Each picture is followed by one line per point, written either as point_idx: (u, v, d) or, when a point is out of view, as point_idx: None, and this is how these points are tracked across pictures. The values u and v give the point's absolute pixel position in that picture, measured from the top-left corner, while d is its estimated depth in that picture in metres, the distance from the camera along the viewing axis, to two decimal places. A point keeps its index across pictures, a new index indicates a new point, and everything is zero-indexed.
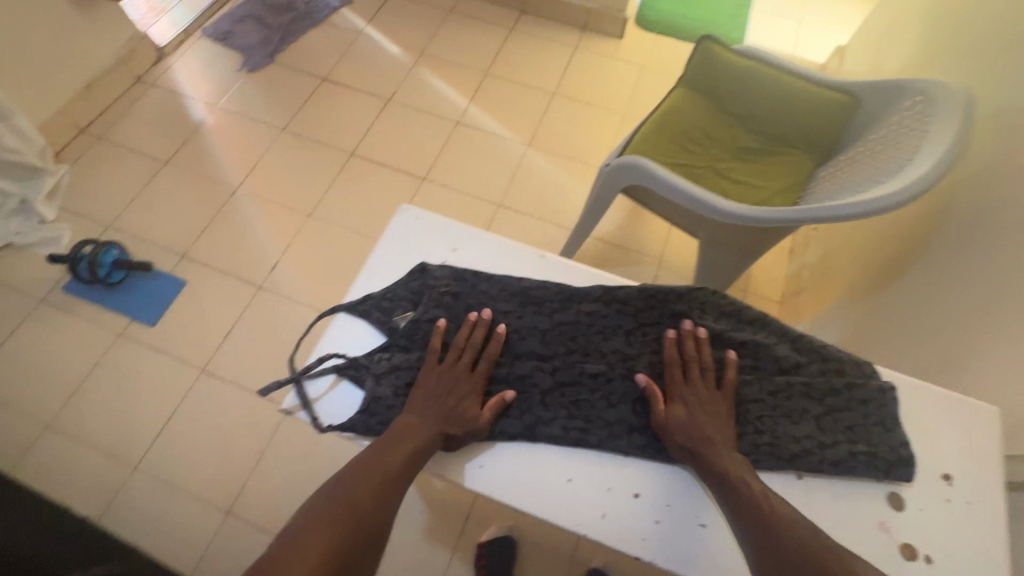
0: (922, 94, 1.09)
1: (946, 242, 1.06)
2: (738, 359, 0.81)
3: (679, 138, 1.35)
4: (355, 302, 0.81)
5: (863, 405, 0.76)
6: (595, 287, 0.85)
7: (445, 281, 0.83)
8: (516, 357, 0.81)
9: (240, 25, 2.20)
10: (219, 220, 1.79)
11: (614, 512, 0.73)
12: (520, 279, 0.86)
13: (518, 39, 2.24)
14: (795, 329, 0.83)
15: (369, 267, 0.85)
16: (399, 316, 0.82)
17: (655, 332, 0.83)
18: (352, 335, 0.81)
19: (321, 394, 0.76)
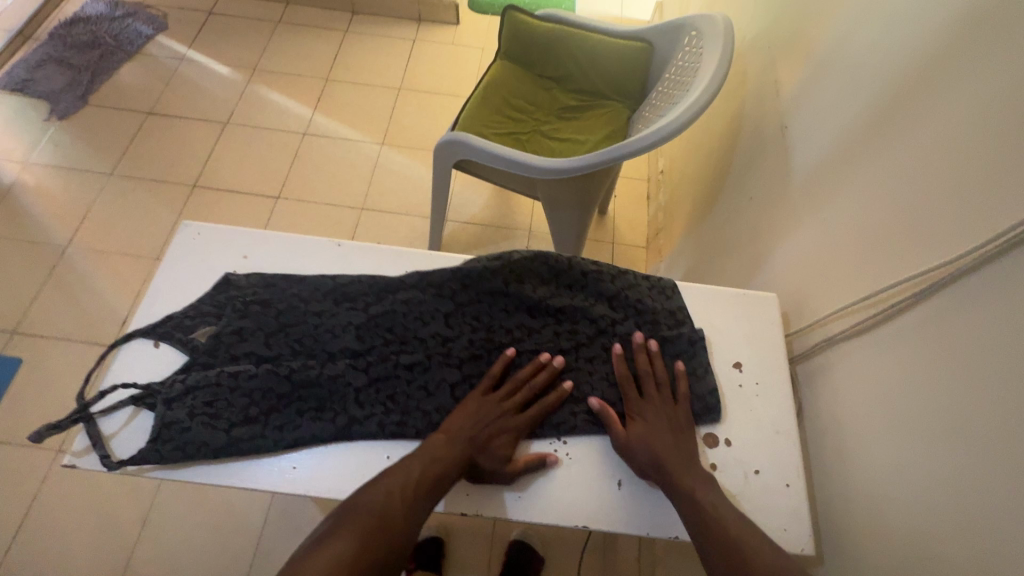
0: (694, 28, 1.18)
1: (741, 158, 1.16)
2: (556, 324, 0.80)
3: (503, 108, 1.38)
4: (149, 324, 0.74)
5: (671, 357, 0.79)
6: (411, 274, 0.81)
7: (249, 290, 0.76)
8: (329, 357, 0.73)
9: (40, 70, 1.99)
10: (51, 285, 1.62)
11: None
12: (332, 276, 0.79)
13: (355, 40, 2.20)
14: (614, 285, 0.83)
15: (163, 284, 0.77)
16: (200, 332, 0.74)
17: (476, 310, 0.80)
18: (148, 360, 0.72)
19: (115, 429, 0.68)
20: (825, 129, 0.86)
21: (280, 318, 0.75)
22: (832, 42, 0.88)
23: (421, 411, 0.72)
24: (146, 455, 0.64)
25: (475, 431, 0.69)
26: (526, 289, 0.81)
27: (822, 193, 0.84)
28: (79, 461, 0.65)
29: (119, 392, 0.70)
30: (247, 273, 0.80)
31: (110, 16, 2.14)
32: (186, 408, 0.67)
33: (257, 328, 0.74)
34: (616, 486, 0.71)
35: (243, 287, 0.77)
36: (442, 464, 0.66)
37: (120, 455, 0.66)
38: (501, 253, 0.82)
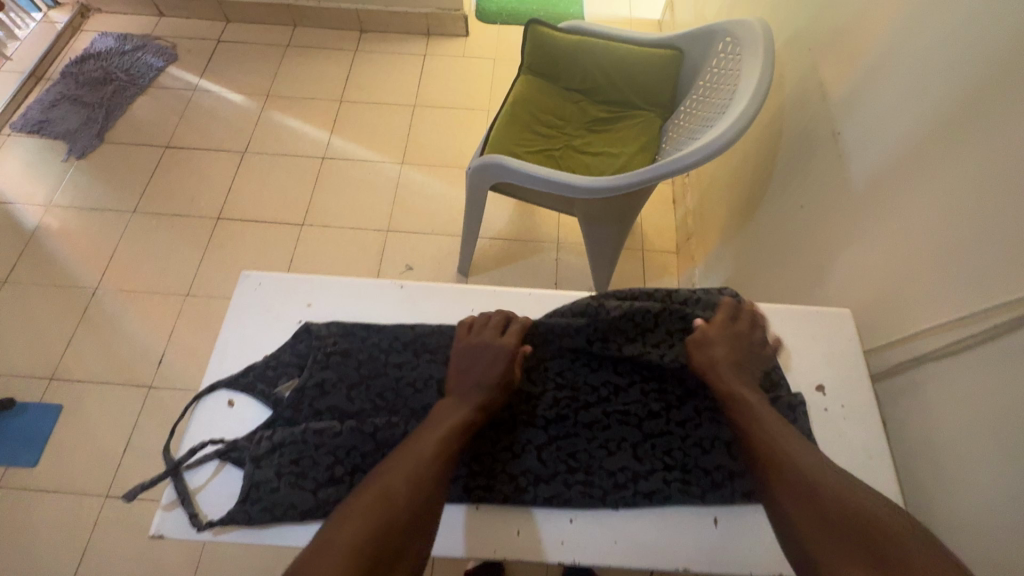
0: (730, 35, 1.15)
1: (785, 164, 1.13)
2: (645, 382, 0.71)
3: (533, 124, 1.36)
4: (235, 373, 0.70)
5: None
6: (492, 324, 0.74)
7: (331, 339, 0.71)
8: (412, 415, 0.67)
9: (54, 109, 1.98)
10: (85, 328, 1.61)
11: (526, 522, 0.64)
12: (412, 324, 0.74)
13: (365, 59, 2.18)
14: (708, 339, 0.73)
15: (239, 331, 0.73)
16: (284, 384, 0.70)
17: (560, 366, 0.72)
18: (234, 412, 0.68)
19: (203, 484, 0.63)
20: (888, 137, 0.84)
21: (361, 370, 0.70)
22: (888, 46, 0.86)
23: (506, 474, 0.65)
24: (235, 515, 0.59)
25: (480, 374, 0.66)
26: (615, 344, 0.71)
27: (890, 204, 0.82)
28: (167, 518, 0.61)
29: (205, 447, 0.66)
30: (326, 317, 0.75)
31: (120, 51, 2.13)
32: (274, 466, 0.62)
33: (339, 380, 0.69)
34: (712, 524, 0.64)
35: (324, 337, 0.71)
36: (454, 420, 0.63)
37: (209, 515, 0.62)
38: (582, 302, 0.74)
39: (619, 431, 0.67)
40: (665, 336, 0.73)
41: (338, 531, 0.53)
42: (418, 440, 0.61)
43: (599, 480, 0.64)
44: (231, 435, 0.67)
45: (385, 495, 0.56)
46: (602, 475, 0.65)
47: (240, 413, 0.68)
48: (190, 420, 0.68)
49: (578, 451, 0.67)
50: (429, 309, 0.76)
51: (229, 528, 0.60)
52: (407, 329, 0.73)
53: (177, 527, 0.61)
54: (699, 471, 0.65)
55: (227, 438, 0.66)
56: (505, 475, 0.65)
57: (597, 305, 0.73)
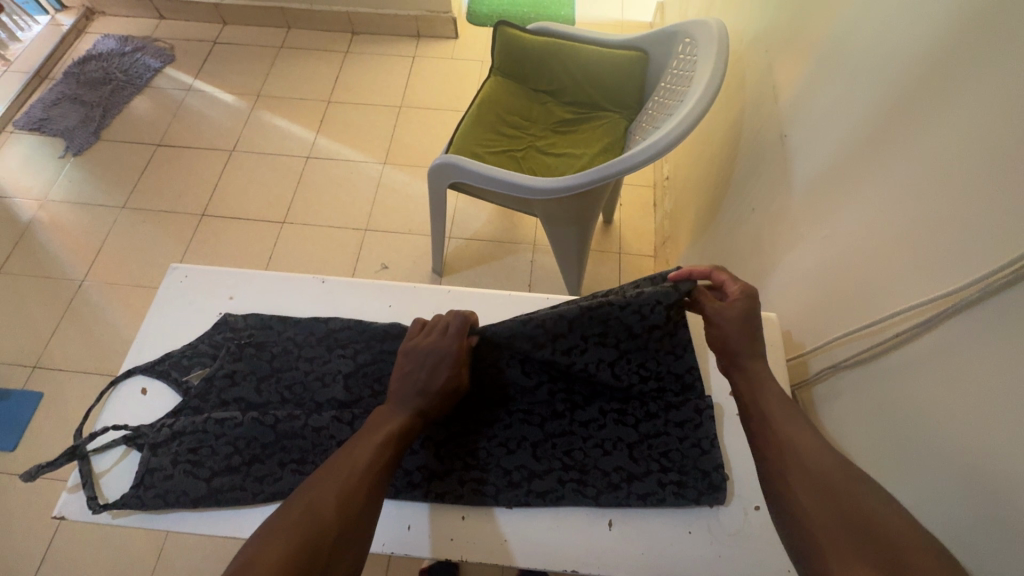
0: (689, 36, 1.14)
1: (743, 166, 1.11)
2: (552, 383, 0.70)
3: (498, 124, 1.36)
4: (152, 361, 0.72)
5: (676, 428, 0.67)
6: (403, 321, 0.75)
7: (246, 331, 0.73)
8: (316, 408, 0.68)
9: (55, 108, 2.06)
10: (69, 319, 1.66)
11: (423, 519, 0.64)
12: (328, 319, 0.75)
13: (355, 61, 2.22)
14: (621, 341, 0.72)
15: (160, 321, 0.75)
16: (195, 373, 0.71)
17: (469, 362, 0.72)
18: (146, 399, 0.70)
19: (108, 468, 0.66)
20: (828, 138, 0.82)
21: (273, 362, 0.71)
22: (831, 45, 0.84)
23: (403, 469, 0.65)
24: (128, 500, 0.61)
25: (422, 382, 0.64)
26: (520, 346, 0.68)
27: (826, 206, 0.80)
28: (72, 500, 0.64)
29: (114, 432, 0.68)
30: (245, 309, 0.77)
31: (120, 52, 2.20)
32: (171, 454, 0.64)
33: (249, 372, 0.70)
34: (607, 526, 0.64)
35: (240, 329, 0.73)
36: (392, 427, 0.62)
37: (109, 497, 0.64)
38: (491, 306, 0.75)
39: (520, 430, 0.68)
40: (579, 340, 0.68)
41: (262, 554, 0.50)
42: (352, 451, 0.59)
43: (494, 478, 0.65)
44: (139, 421, 0.68)
45: (314, 507, 0.53)
46: (498, 472, 0.66)
47: (152, 401, 0.70)
48: (105, 406, 0.70)
49: (478, 451, 0.67)
50: (348, 304, 0.77)
51: (125, 510, 0.62)
52: (319, 324, 0.74)
53: (78, 508, 0.63)
54: (597, 472, 0.65)
55: (135, 424, 0.68)
56: (401, 470, 0.65)
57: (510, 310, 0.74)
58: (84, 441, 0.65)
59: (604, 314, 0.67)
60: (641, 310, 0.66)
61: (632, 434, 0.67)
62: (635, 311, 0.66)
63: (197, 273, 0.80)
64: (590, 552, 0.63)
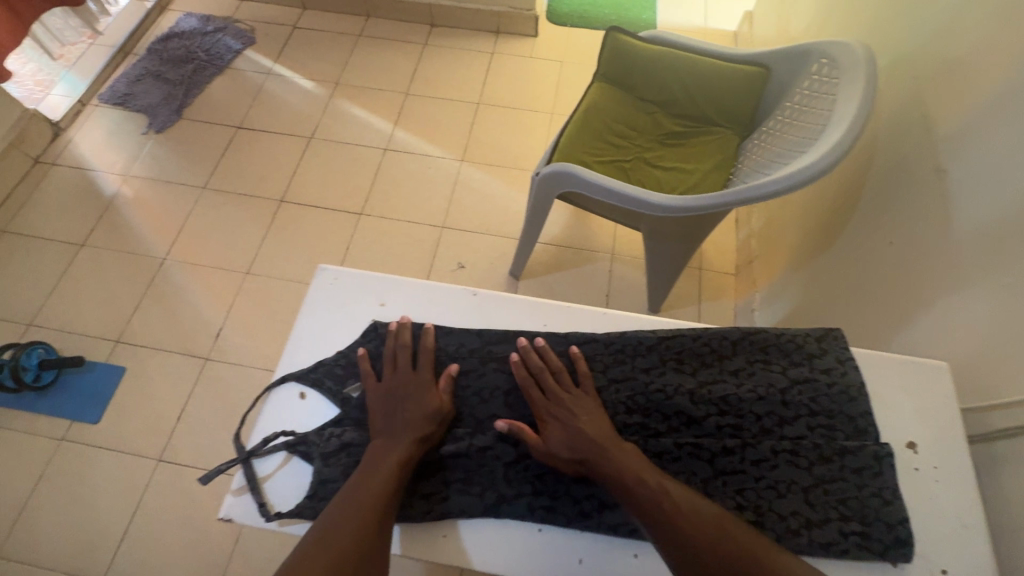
0: (827, 55, 1.10)
1: (874, 196, 1.07)
2: (720, 416, 0.69)
3: (603, 133, 1.33)
4: (307, 366, 0.71)
5: (854, 474, 0.64)
6: (557, 342, 0.75)
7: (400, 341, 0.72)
8: (477, 426, 0.69)
9: (139, 84, 2.08)
10: (150, 297, 1.68)
11: (551, 542, 0.64)
12: (479, 331, 0.75)
13: (434, 54, 2.20)
14: (787, 378, 0.71)
15: (312, 325, 0.75)
16: (353, 383, 0.71)
17: (629, 388, 0.71)
18: (304, 404, 0.69)
19: (270, 473, 0.65)
20: (1007, 182, 0.78)
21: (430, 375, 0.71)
22: (1015, 82, 0.79)
23: (570, 496, 0.65)
24: (302, 510, 0.61)
25: (409, 407, 0.66)
26: (689, 364, 0.73)
27: (1004, 256, 0.76)
28: (237, 504, 0.63)
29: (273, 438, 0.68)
30: (395, 317, 0.75)
31: (202, 32, 2.22)
32: (341, 466, 0.64)
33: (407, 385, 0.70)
34: None
35: (394, 339, 0.72)
36: (394, 458, 0.61)
37: (277, 504, 0.63)
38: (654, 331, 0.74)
39: (688, 464, 0.66)
40: (744, 364, 0.73)
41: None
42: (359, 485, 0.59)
43: None
44: (300, 427, 0.68)
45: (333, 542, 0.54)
46: None
47: (306, 407, 0.69)
48: (263, 409, 0.69)
49: None
50: (499, 319, 0.76)
51: (296, 519, 0.62)
52: (475, 340, 0.74)
53: (244, 513, 0.63)
54: (773, 515, 0.63)
55: (295, 430, 0.67)
56: (571, 499, 0.65)
57: (675, 334, 0.75)
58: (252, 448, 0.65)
59: (761, 340, 0.74)
60: (795, 342, 0.74)
61: (808, 480, 0.64)
62: (790, 341, 0.74)
63: (343, 275, 0.78)
64: None
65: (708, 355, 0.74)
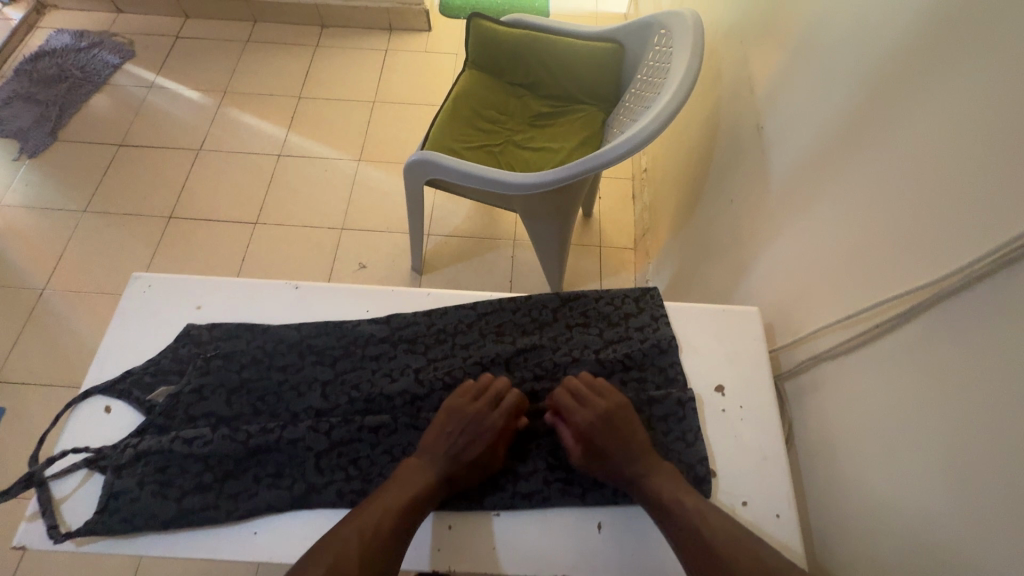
0: (664, 26, 1.14)
1: (722, 157, 1.11)
2: (536, 380, 0.72)
3: (473, 120, 1.34)
4: (111, 379, 0.68)
5: (661, 422, 0.68)
6: (379, 326, 0.73)
7: (211, 343, 0.70)
8: (291, 418, 0.66)
9: (7, 108, 1.96)
10: (30, 331, 1.59)
11: None
12: (297, 325, 0.73)
13: (326, 55, 2.16)
14: (603, 338, 0.74)
15: (120, 338, 0.72)
16: (160, 391, 0.68)
17: (449, 365, 0.71)
18: (109, 418, 0.66)
19: (68, 493, 0.62)
20: (804, 131, 0.82)
21: (242, 373, 0.69)
22: (807, 34, 0.83)
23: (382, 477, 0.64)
24: (93, 526, 0.59)
25: (460, 452, 0.63)
26: (511, 334, 0.74)
27: (805, 200, 0.80)
28: (29, 529, 0.60)
29: (73, 455, 0.64)
30: (207, 319, 0.73)
31: (75, 48, 2.11)
32: (137, 475, 0.61)
33: (218, 385, 0.68)
34: (596, 529, 0.64)
35: (204, 342, 0.70)
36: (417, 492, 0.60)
37: (71, 522, 0.60)
38: (476, 305, 0.76)
39: None
40: (564, 329, 0.75)
41: None
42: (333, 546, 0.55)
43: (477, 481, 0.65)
44: (102, 442, 0.65)
45: None
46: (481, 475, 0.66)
47: (112, 421, 0.66)
48: (64, 428, 0.66)
49: None
50: (322, 310, 0.74)
51: (90, 537, 0.60)
52: (288, 332, 0.72)
53: (34, 539, 0.59)
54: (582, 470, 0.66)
55: (97, 446, 0.64)
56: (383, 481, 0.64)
57: (498, 306, 0.76)
58: (41, 467, 0.61)
59: (582, 305, 0.77)
60: (614, 303, 0.77)
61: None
62: (610, 303, 0.77)
63: (155, 282, 0.75)
64: (582, 557, 0.62)
65: (531, 323, 0.76)
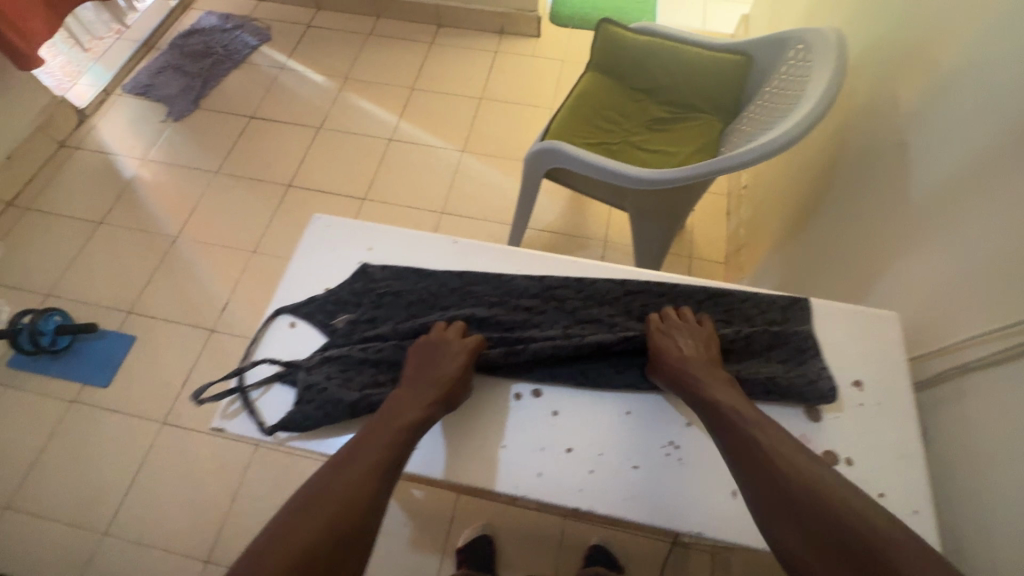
0: (803, 42, 1.16)
1: (847, 174, 1.12)
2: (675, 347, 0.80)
3: (593, 118, 1.40)
4: (299, 301, 0.82)
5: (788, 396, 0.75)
6: (532, 283, 0.86)
7: (385, 280, 0.83)
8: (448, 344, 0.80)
9: (160, 76, 2.20)
10: (161, 272, 1.77)
11: (519, 458, 0.76)
12: (460, 273, 0.86)
13: (439, 52, 2.30)
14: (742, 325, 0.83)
15: (307, 268, 0.85)
16: (341, 316, 0.81)
17: (593, 325, 0.83)
18: (297, 333, 0.80)
19: (263, 394, 0.76)
20: (956, 148, 0.82)
21: (410, 309, 0.82)
22: (966, 54, 0.83)
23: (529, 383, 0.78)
24: (292, 415, 0.72)
25: (440, 365, 0.74)
26: (654, 314, 0.84)
27: (953, 215, 0.80)
28: (236, 424, 0.74)
29: (264, 365, 0.78)
30: (380, 262, 0.87)
31: (221, 29, 2.34)
32: (324, 374, 0.75)
33: (390, 316, 0.81)
34: (730, 494, 0.73)
35: (379, 279, 0.83)
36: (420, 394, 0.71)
37: (270, 419, 0.74)
38: (623, 281, 0.87)
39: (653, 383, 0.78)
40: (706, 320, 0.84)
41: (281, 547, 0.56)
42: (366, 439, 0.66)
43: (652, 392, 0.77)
44: (288, 356, 0.78)
45: (334, 495, 0.61)
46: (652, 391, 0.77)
47: (297, 339, 0.80)
48: (260, 339, 0.80)
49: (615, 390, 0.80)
50: (481, 265, 0.88)
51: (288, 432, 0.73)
52: (454, 279, 0.85)
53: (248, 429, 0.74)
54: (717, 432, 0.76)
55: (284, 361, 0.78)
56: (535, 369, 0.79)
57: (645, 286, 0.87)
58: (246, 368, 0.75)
59: (727, 303, 0.85)
60: (760, 307, 0.85)
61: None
62: (755, 306, 0.85)
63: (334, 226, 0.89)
64: (713, 515, 0.72)
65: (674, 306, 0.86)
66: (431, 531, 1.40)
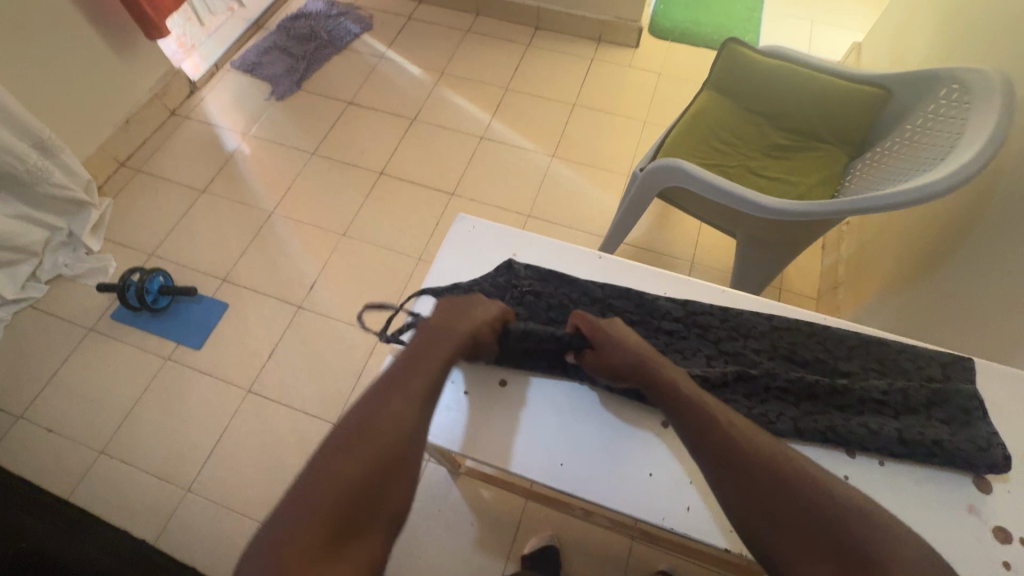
0: (958, 81, 1.10)
1: (994, 226, 1.06)
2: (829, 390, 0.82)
3: (708, 140, 1.36)
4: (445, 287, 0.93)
5: (944, 455, 0.77)
6: (675, 307, 0.93)
7: (529, 281, 0.93)
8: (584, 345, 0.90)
9: (267, 56, 2.28)
10: (255, 245, 1.84)
11: (666, 489, 0.82)
12: (601, 284, 0.95)
13: (535, 55, 2.30)
14: (894, 378, 0.85)
15: (458, 260, 0.97)
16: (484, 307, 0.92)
17: (738, 356, 0.87)
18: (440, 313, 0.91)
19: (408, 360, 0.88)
20: None
21: (551, 312, 0.92)
22: None
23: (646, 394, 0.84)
24: None
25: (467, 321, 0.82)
26: (802, 354, 0.87)
27: None
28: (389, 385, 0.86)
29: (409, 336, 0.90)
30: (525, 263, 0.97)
31: (326, 14, 2.41)
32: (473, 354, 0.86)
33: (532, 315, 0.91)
34: None
35: (524, 277, 0.94)
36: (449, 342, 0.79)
37: None
38: (769, 318, 0.91)
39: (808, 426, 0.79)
40: (856, 366, 0.86)
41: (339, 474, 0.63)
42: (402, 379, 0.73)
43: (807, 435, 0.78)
44: None
45: (377, 427, 0.67)
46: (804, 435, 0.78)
47: None
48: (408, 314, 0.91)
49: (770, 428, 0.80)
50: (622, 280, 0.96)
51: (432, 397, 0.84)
52: (594, 288, 0.94)
53: None
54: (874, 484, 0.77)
55: None
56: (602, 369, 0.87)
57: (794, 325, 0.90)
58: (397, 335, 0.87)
59: (880, 352, 0.87)
60: (915, 360, 0.86)
61: (906, 471, 0.78)
62: (911, 359, 0.86)
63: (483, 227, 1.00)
64: None
65: (824, 350, 0.88)
66: (497, 533, 1.40)
